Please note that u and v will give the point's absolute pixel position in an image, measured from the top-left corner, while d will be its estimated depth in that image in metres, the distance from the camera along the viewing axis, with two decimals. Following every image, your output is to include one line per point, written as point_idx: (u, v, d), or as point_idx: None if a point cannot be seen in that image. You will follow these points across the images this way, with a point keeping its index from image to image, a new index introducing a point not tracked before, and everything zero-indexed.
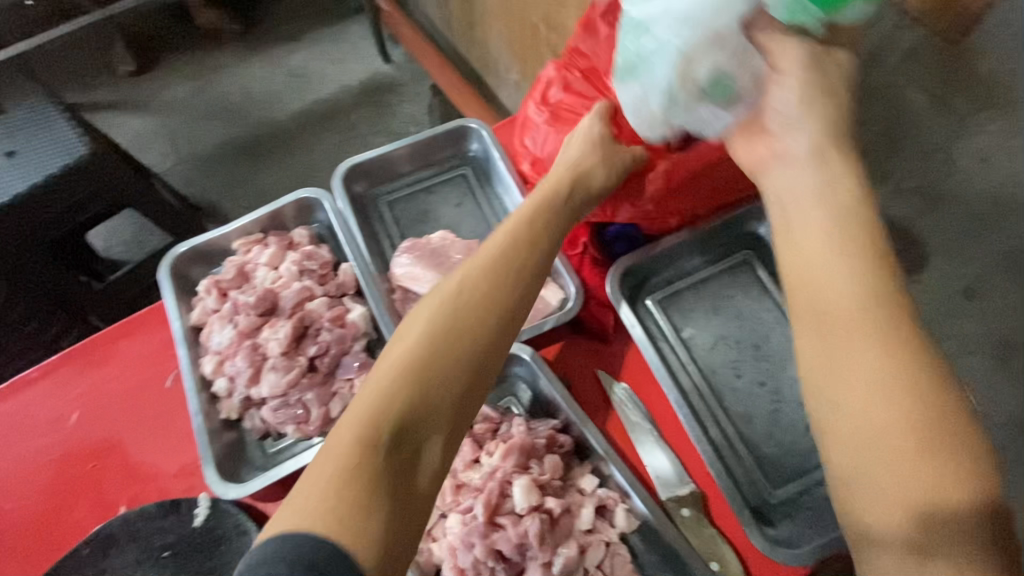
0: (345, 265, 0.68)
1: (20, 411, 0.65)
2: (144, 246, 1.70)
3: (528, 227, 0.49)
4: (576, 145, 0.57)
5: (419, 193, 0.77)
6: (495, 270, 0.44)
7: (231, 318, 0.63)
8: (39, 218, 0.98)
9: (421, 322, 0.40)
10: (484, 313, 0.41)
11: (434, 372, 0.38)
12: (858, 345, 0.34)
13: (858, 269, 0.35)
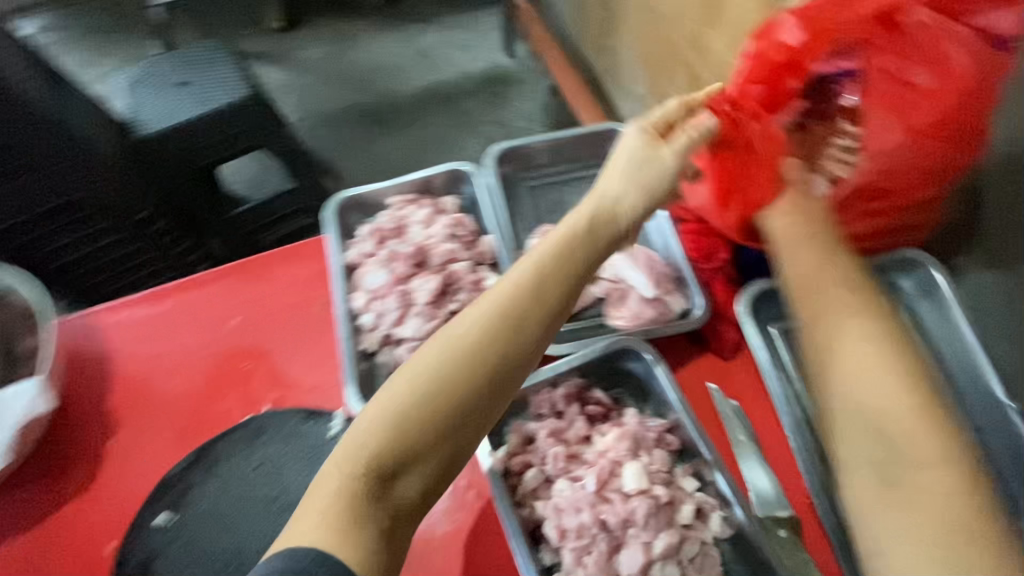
0: (487, 236, 0.73)
1: (190, 305, 0.74)
2: (263, 187, 1.87)
3: (559, 255, 0.49)
4: (629, 171, 0.53)
5: (558, 184, 0.82)
6: (510, 306, 0.46)
7: (386, 263, 0.70)
8: (196, 144, 1.12)
9: (420, 368, 0.44)
10: (490, 350, 0.45)
11: (428, 410, 0.43)
12: (910, 409, 0.45)
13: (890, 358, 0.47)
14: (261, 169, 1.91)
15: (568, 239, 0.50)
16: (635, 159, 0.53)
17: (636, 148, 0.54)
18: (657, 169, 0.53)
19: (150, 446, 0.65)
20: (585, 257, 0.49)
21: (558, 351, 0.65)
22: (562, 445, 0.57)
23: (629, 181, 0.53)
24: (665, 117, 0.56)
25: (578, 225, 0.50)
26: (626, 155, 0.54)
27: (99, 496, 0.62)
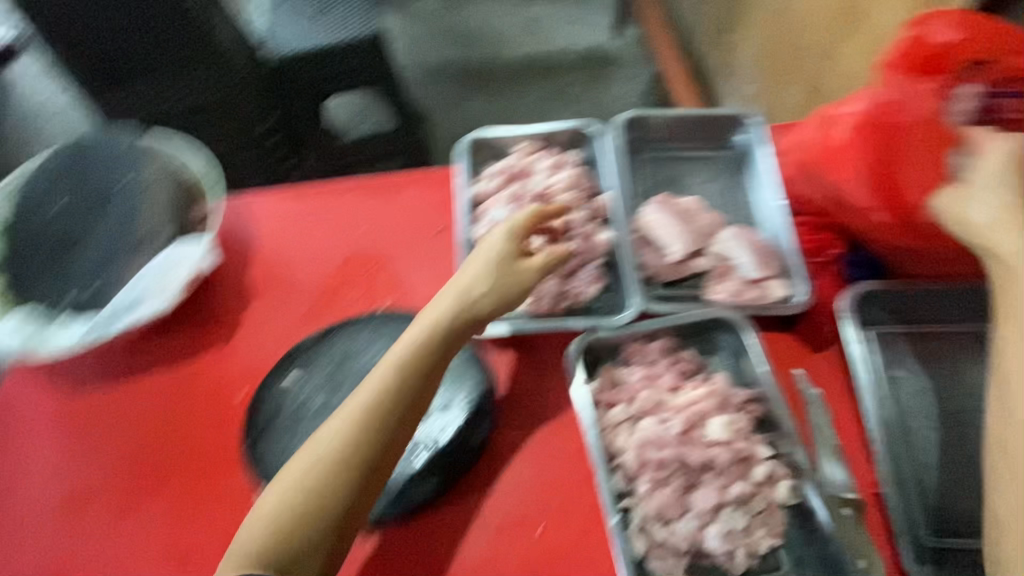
0: (602, 194, 0.76)
1: (324, 207, 0.82)
2: (360, 126, 1.93)
3: (425, 335, 0.57)
4: (475, 268, 0.61)
5: (675, 160, 0.85)
6: (383, 381, 0.55)
7: (509, 202, 0.75)
8: (320, 74, 1.26)
9: (306, 459, 0.51)
10: (373, 429, 0.53)
11: (344, 463, 0.51)
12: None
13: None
14: (362, 107, 1.97)
15: (437, 328, 0.58)
16: (476, 270, 0.61)
17: (473, 265, 0.62)
18: (506, 275, 0.61)
19: (282, 323, 0.74)
20: (444, 342, 0.58)
21: (657, 311, 0.69)
22: (651, 390, 0.63)
23: (484, 290, 0.60)
24: (495, 237, 0.63)
25: (431, 321, 0.58)
26: (474, 268, 0.61)
27: (236, 355, 0.71)
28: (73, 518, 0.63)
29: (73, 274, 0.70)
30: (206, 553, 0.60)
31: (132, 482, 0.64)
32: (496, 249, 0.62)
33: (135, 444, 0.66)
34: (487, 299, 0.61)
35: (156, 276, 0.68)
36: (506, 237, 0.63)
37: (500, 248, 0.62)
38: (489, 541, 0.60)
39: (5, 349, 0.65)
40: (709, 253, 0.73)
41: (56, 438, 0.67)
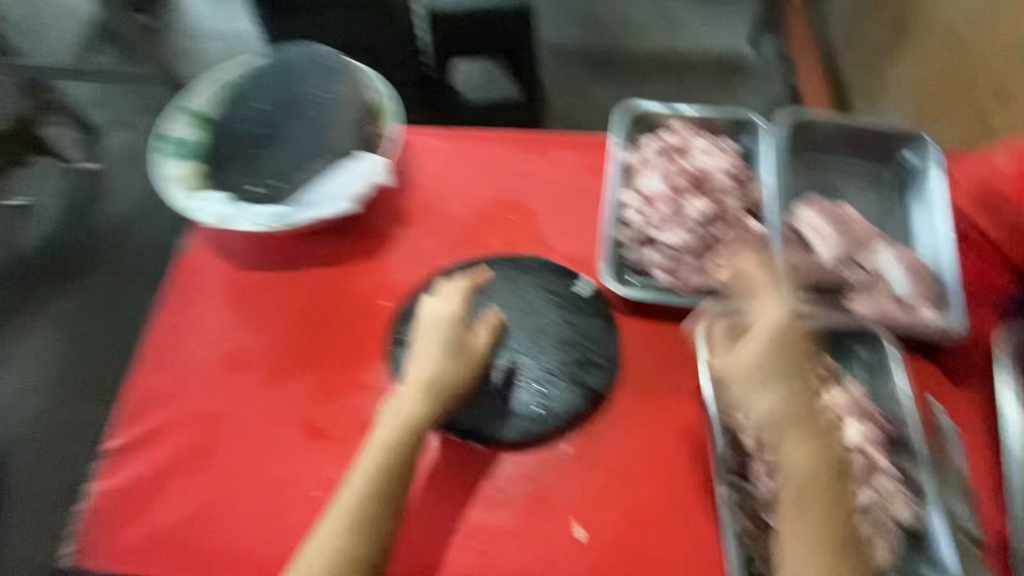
0: (757, 186, 0.76)
1: (479, 151, 0.86)
2: (480, 91, 1.95)
3: (404, 409, 0.60)
4: (424, 360, 0.62)
5: (835, 166, 0.83)
6: (378, 450, 0.58)
7: (664, 175, 0.76)
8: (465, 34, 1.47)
9: (330, 530, 0.55)
10: (387, 485, 0.57)
11: (363, 520, 0.55)
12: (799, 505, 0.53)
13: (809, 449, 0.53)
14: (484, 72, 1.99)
15: (416, 393, 0.61)
16: (430, 355, 0.62)
17: (421, 350, 0.63)
18: (457, 357, 0.62)
19: (427, 249, 0.79)
20: (422, 407, 0.60)
21: (799, 310, 0.69)
22: None
23: (437, 372, 0.61)
24: (440, 316, 0.64)
25: (394, 406, 0.61)
26: (427, 356, 0.62)
27: (384, 270, 0.77)
28: (229, 379, 0.70)
29: (259, 167, 0.76)
30: (340, 435, 0.66)
31: (280, 360, 0.71)
32: (448, 327, 0.63)
33: (287, 327, 0.73)
34: (439, 370, 0.62)
35: (342, 178, 0.75)
36: (454, 316, 0.64)
37: (448, 322, 0.63)
38: (599, 485, 0.63)
39: (210, 216, 0.73)
40: (860, 265, 0.73)
41: (221, 306, 0.75)
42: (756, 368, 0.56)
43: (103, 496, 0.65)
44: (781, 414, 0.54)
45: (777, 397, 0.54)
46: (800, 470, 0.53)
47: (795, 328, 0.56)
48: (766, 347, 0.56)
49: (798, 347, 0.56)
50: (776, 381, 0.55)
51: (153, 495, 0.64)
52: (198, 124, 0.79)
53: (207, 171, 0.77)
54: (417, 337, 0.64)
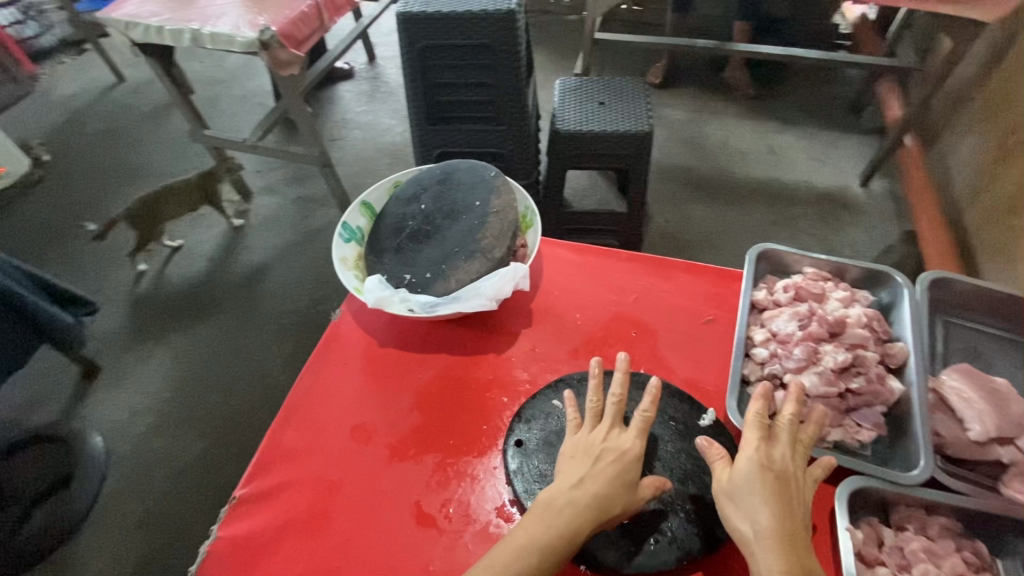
0: (899, 343, 0.74)
1: (606, 267, 0.92)
2: (585, 199, 2.09)
3: (564, 524, 0.57)
4: (600, 476, 0.60)
5: (980, 336, 0.81)
6: (515, 553, 0.56)
7: (801, 318, 0.76)
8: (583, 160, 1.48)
9: None
10: None
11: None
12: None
13: (771, 543, 0.53)
14: (590, 184, 2.14)
15: (579, 505, 0.58)
16: (602, 481, 0.60)
17: (593, 472, 0.61)
18: (625, 486, 0.60)
19: (548, 352, 0.83)
20: (579, 529, 0.57)
21: (943, 482, 0.64)
22: (934, 567, 0.58)
23: (602, 485, 0.59)
24: (622, 448, 0.62)
25: (545, 509, 0.59)
26: (604, 475, 0.60)
27: (506, 366, 0.82)
28: (355, 448, 0.74)
29: (413, 257, 0.86)
30: (449, 526, 0.67)
31: (404, 442, 0.75)
32: (626, 462, 0.61)
33: (412, 407, 0.78)
34: (604, 487, 0.59)
35: (490, 282, 0.81)
36: (634, 453, 0.62)
37: (629, 458, 0.62)
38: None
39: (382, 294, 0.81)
40: (1015, 443, 0.67)
41: (357, 377, 0.81)
42: (735, 485, 0.57)
43: (222, 542, 0.67)
44: (762, 524, 0.54)
45: (759, 516, 0.55)
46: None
47: (786, 463, 0.58)
48: (758, 467, 0.57)
49: (786, 477, 0.57)
50: (761, 500, 0.55)
51: (268, 552, 0.66)
52: (369, 217, 0.94)
53: (368, 254, 0.89)
54: (587, 444, 0.64)
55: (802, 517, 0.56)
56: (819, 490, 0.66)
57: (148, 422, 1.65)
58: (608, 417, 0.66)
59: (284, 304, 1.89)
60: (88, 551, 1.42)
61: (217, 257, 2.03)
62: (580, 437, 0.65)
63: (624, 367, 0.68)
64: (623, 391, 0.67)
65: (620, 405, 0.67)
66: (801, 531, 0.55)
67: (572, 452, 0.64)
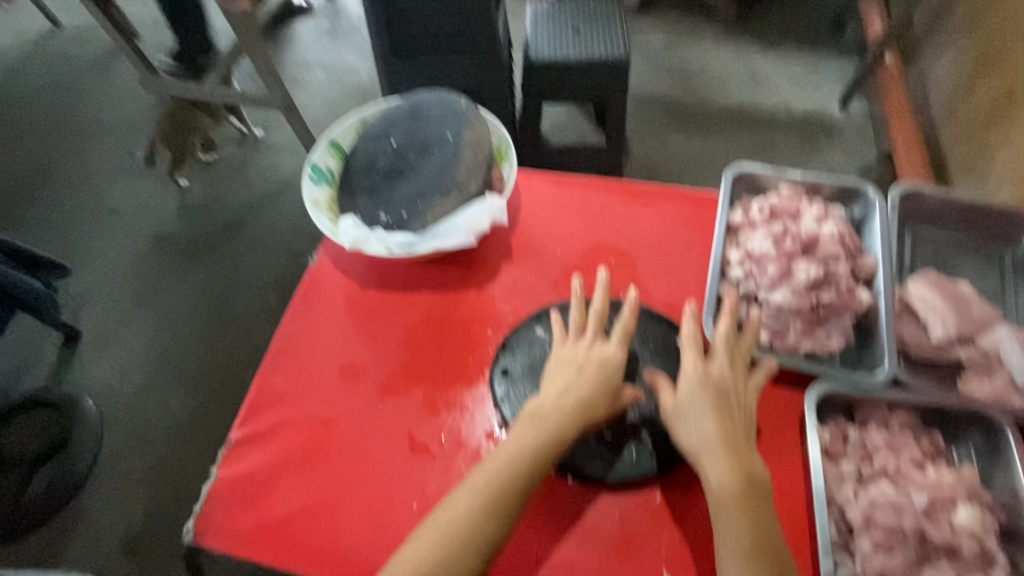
0: (870, 256, 0.76)
1: (584, 196, 0.92)
2: (564, 135, 2.04)
3: (547, 432, 0.60)
4: (585, 382, 0.63)
5: (948, 245, 0.83)
6: (511, 457, 0.59)
7: (776, 236, 0.77)
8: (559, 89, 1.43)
9: (435, 530, 0.56)
10: (508, 492, 0.57)
11: (493, 518, 0.56)
12: (719, 493, 0.57)
13: (720, 453, 0.58)
14: (568, 118, 2.08)
15: (560, 412, 0.61)
16: (588, 388, 0.62)
17: (578, 381, 0.63)
18: (608, 394, 0.63)
19: (531, 285, 0.84)
20: (563, 435, 0.60)
21: (904, 382, 0.68)
22: (893, 458, 0.62)
23: (581, 394, 0.62)
24: (605, 357, 0.65)
25: (530, 422, 0.61)
26: (587, 383, 0.63)
27: (488, 300, 0.82)
28: (344, 387, 0.76)
29: (388, 196, 0.84)
30: (441, 451, 0.70)
31: (391, 378, 0.76)
32: (610, 369, 0.64)
33: (398, 344, 0.79)
34: (582, 394, 0.62)
35: (467, 215, 0.81)
36: (616, 361, 0.65)
37: (612, 364, 0.64)
38: (699, 543, 0.63)
39: (354, 229, 0.81)
40: (975, 344, 0.71)
41: (340, 318, 0.82)
42: (681, 406, 0.62)
43: (222, 482, 0.69)
44: (710, 437, 0.59)
45: (706, 428, 0.60)
46: (734, 490, 0.57)
47: (725, 375, 0.63)
48: (700, 384, 0.62)
49: (727, 390, 0.62)
50: (706, 414, 0.60)
51: (268, 486, 0.69)
52: (338, 156, 0.90)
53: (341, 196, 0.87)
54: (565, 358, 0.66)
55: (745, 424, 0.62)
56: (788, 397, 0.69)
57: (140, 382, 1.65)
58: (591, 328, 0.68)
59: (264, 258, 1.86)
60: (97, 506, 1.47)
61: (187, 213, 1.96)
62: (564, 350, 0.67)
63: (605, 282, 0.71)
64: (604, 303, 0.70)
65: (602, 317, 0.70)
66: (744, 435, 0.60)
67: (558, 363, 0.67)
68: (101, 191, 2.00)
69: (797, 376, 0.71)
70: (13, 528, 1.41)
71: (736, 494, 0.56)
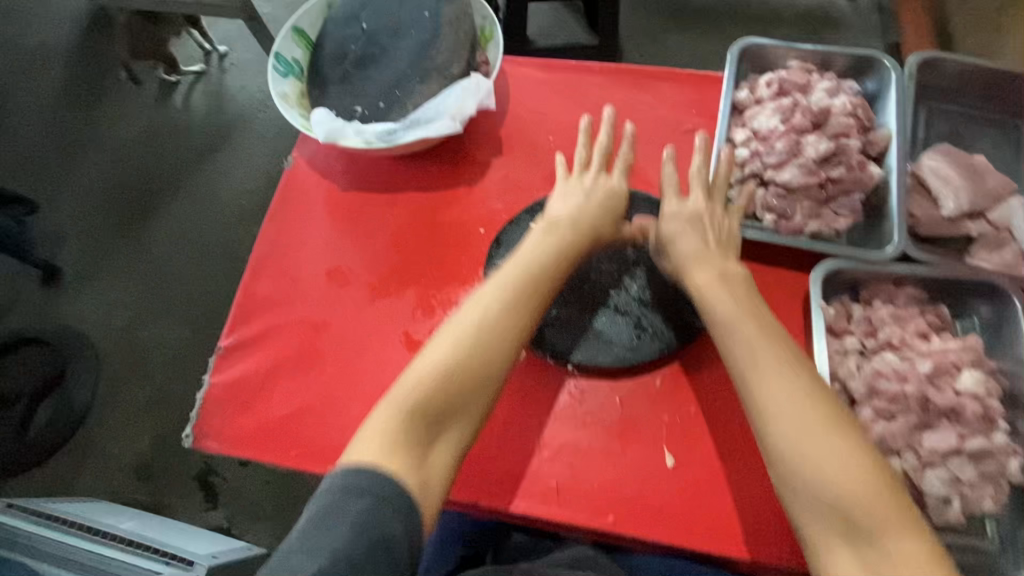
0: (882, 130, 0.72)
1: (577, 83, 0.84)
2: (552, 39, 1.89)
3: (547, 258, 0.64)
4: (593, 203, 0.69)
5: (965, 118, 0.78)
6: (522, 267, 0.63)
7: (784, 113, 0.72)
8: None
9: (453, 337, 0.59)
10: (513, 306, 0.61)
11: (469, 368, 0.57)
12: (722, 299, 0.60)
13: (707, 265, 0.63)
14: (555, 20, 1.92)
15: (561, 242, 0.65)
16: (594, 212, 0.68)
17: (586, 206, 0.68)
18: (609, 216, 0.68)
19: (523, 179, 0.78)
20: (557, 267, 0.64)
21: (913, 258, 0.66)
22: (898, 329, 0.61)
23: (590, 209, 0.68)
24: (610, 185, 0.71)
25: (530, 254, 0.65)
26: (595, 200, 0.69)
27: (480, 197, 0.78)
28: (332, 291, 0.73)
29: (363, 86, 0.77)
30: None
31: (382, 280, 0.73)
32: (615, 196, 0.70)
33: (386, 246, 0.75)
34: (589, 212, 0.68)
35: (450, 98, 0.73)
36: (620, 190, 0.71)
37: (617, 193, 0.71)
38: (700, 429, 0.62)
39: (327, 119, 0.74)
40: (985, 217, 0.69)
41: (322, 221, 0.77)
42: (668, 226, 0.66)
43: (217, 387, 0.68)
44: (699, 247, 0.64)
45: (690, 241, 0.64)
46: (712, 303, 0.60)
47: (699, 205, 0.67)
48: (684, 207, 0.67)
49: (702, 215, 0.66)
50: (690, 227, 0.65)
51: (263, 389, 0.68)
52: (305, 47, 0.81)
53: (313, 89, 0.80)
54: (569, 188, 0.71)
55: (718, 241, 0.65)
56: (792, 279, 0.67)
57: (129, 317, 1.62)
58: (595, 164, 0.73)
59: (241, 186, 1.77)
60: (103, 436, 1.49)
61: (154, 139, 1.84)
62: (570, 182, 0.72)
63: (611, 120, 0.76)
64: (607, 146, 0.75)
65: (604, 154, 0.75)
66: (716, 249, 0.64)
67: (565, 191, 0.71)
68: (57, 118, 1.85)
69: (803, 256, 0.68)
70: (16, 464, 1.43)
71: (729, 299, 0.60)
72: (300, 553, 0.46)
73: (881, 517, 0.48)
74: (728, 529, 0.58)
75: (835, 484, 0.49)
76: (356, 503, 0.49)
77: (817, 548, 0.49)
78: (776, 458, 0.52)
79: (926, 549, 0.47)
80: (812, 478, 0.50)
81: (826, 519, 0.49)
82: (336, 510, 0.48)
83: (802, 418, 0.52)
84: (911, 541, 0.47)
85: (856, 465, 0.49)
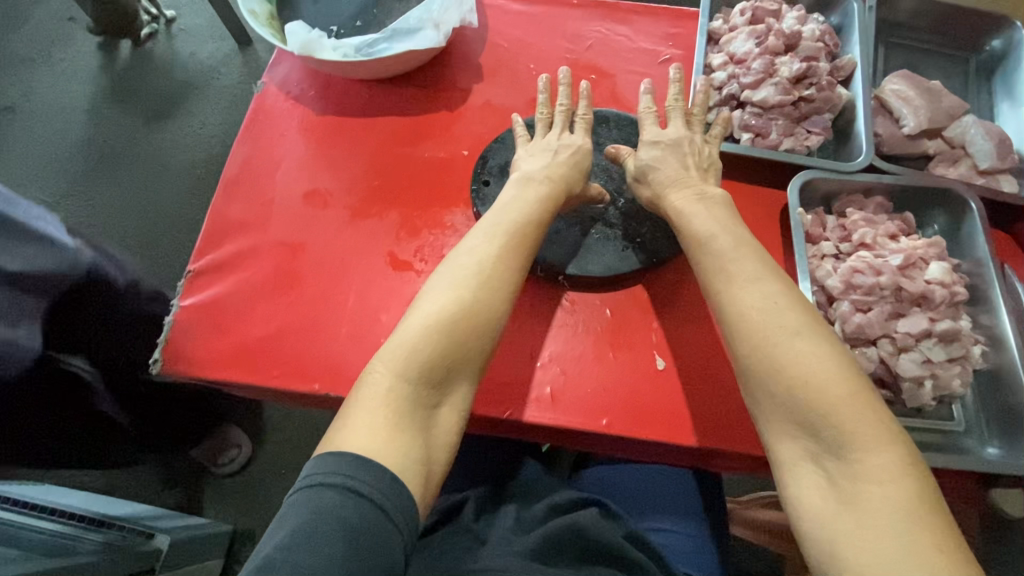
0: (848, 56, 0.75)
1: (556, 14, 0.84)
2: None
3: (520, 214, 0.61)
4: (553, 158, 0.66)
5: (917, 53, 0.83)
6: (500, 240, 0.59)
7: (757, 38, 0.75)
8: None
9: (432, 307, 0.54)
10: (494, 267, 0.57)
11: (447, 335, 0.52)
12: (712, 226, 0.58)
13: (694, 197, 0.61)
14: None
15: (551, 194, 0.63)
16: (559, 169, 0.65)
17: (552, 163, 0.65)
18: (573, 168, 0.66)
19: (507, 105, 0.77)
20: (532, 237, 0.61)
21: (881, 169, 0.69)
22: (871, 230, 0.64)
23: (557, 163, 0.65)
24: (575, 143, 0.68)
25: (509, 218, 0.61)
26: (569, 151, 0.67)
27: (464, 122, 0.76)
28: (309, 212, 0.70)
29: (338, 6, 0.76)
30: (422, 265, 0.67)
31: (363, 201, 0.71)
32: (581, 153, 0.67)
33: (365, 172, 0.73)
34: (549, 163, 0.65)
35: (432, 7, 0.72)
36: (586, 148, 0.68)
37: (582, 150, 0.67)
38: (690, 335, 0.63)
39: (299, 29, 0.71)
40: (941, 136, 0.73)
41: (298, 148, 0.74)
42: (642, 163, 0.65)
43: (189, 309, 0.64)
44: (677, 173, 0.63)
45: (663, 168, 0.64)
46: (696, 231, 0.59)
47: (677, 133, 0.66)
48: (664, 140, 0.66)
49: (678, 143, 0.65)
50: (665, 156, 0.64)
51: (241, 311, 0.64)
52: None
53: (285, 12, 0.76)
54: (530, 146, 0.69)
55: (699, 164, 0.65)
56: (771, 192, 0.70)
57: None
58: (557, 123, 0.70)
59: (193, 152, 1.63)
60: None
61: (93, 105, 1.67)
62: (533, 141, 0.69)
63: (567, 81, 0.72)
64: (570, 102, 0.71)
65: (567, 112, 0.71)
66: (697, 174, 0.64)
67: (531, 150, 0.68)
68: None
69: (780, 173, 0.70)
70: None
71: (727, 226, 0.58)
72: (283, 573, 0.37)
73: (849, 428, 0.45)
74: (718, 438, 0.58)
75: (800, 398, 0.47)
76: (353, 513, 0.41)
77: (785, 464, 0.48)
78: (746, 374, 0.51)
79: (897, 461, 0.44)
80: (779, 393, 0.48)
81: (790, 432, 0.48)
82: (324, 525, 0.40)
83: (783, 340, 0.49)
84: (881, 454, 0.44)
85: (825, 377, 0.47)
